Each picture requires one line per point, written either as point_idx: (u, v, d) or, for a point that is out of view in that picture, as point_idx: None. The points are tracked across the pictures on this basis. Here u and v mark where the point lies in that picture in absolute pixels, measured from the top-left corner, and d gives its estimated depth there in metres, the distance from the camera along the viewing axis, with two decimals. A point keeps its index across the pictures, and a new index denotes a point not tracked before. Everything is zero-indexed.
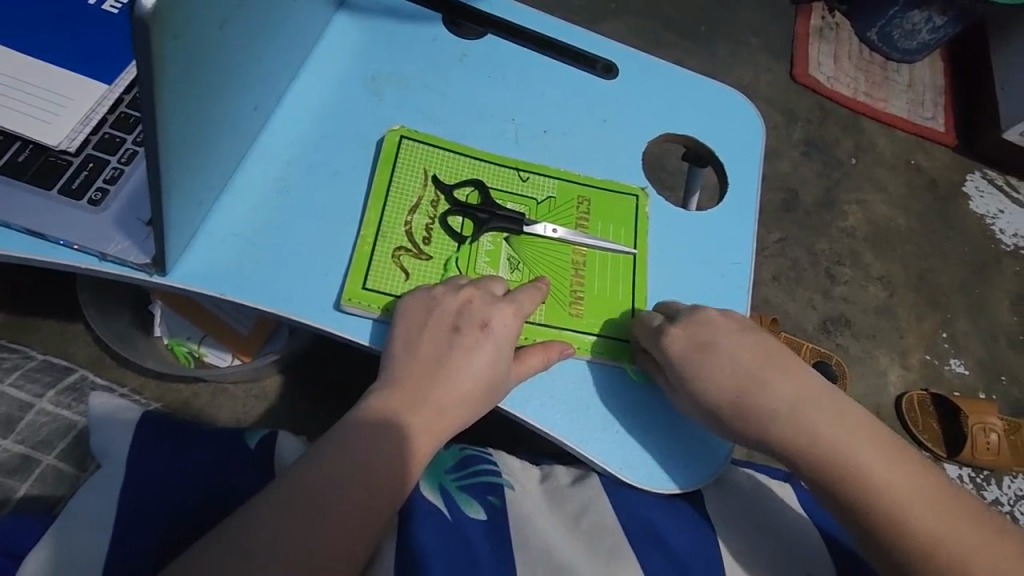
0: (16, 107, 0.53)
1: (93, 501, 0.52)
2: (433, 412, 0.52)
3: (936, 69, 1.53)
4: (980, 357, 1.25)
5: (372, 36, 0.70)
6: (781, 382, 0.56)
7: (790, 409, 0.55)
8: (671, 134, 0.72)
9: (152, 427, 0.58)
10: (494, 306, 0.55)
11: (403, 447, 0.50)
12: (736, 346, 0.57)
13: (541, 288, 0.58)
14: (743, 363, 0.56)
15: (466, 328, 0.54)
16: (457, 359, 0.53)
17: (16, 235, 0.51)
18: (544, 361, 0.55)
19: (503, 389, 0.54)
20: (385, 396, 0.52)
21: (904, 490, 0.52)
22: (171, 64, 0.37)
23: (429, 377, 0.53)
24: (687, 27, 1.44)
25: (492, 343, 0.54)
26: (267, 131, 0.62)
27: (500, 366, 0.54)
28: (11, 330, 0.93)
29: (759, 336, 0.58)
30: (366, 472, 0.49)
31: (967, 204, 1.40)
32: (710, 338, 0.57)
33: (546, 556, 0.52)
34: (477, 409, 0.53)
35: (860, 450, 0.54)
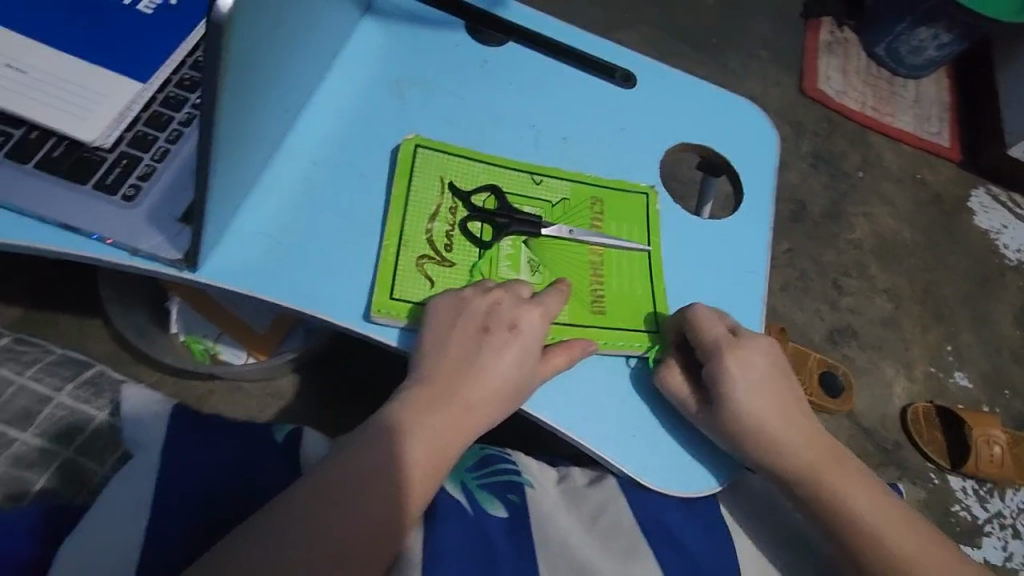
0: (53, 103, 0.54)
1: (124, 494, 0.53)
2: (466, 411, 0.53)
3: (942, 85, 1.55)
4: (984, 370, 1.26)
5: (396, 39, 0.71)
6: (805, 443, 0.59)
7: (791, 448, 0.58)
8: (686, 144, 0.74)
9: (188, 420, 0.58)
10: (523, 307, 0.56)
11: (431, 448, 0.51)
12: (754, 367, 0.58)
13: (564, 292, 0.59)
14: (759, 390, 0.58)
15: (492, 326, 0.55)
16: (484, 358, 0.54)
17: (49, 228, 0.52)
18: (567, 361, 0.56)
19: (529, 390, 0.55)
20: (410, 399, 0.52)
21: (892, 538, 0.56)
22: (225, 75, 0.38)
23: (456, 374, 0.53)
24: (698, 38, 1.46)
25: (520, 343, 0.55)
26: (293, 134, 0.63)
27: (527, 364, 0.55)
28: (31, 324, 0.94)
29: (740, 350, 0.58)
30: (390, 473, 0.49)
31: (971, 218, 1.41)
32: (737, 363, 0.58)
33: (566, 556, 0.53)
34: (502, 407, 0.54)
35: (884, 518, 0.57)
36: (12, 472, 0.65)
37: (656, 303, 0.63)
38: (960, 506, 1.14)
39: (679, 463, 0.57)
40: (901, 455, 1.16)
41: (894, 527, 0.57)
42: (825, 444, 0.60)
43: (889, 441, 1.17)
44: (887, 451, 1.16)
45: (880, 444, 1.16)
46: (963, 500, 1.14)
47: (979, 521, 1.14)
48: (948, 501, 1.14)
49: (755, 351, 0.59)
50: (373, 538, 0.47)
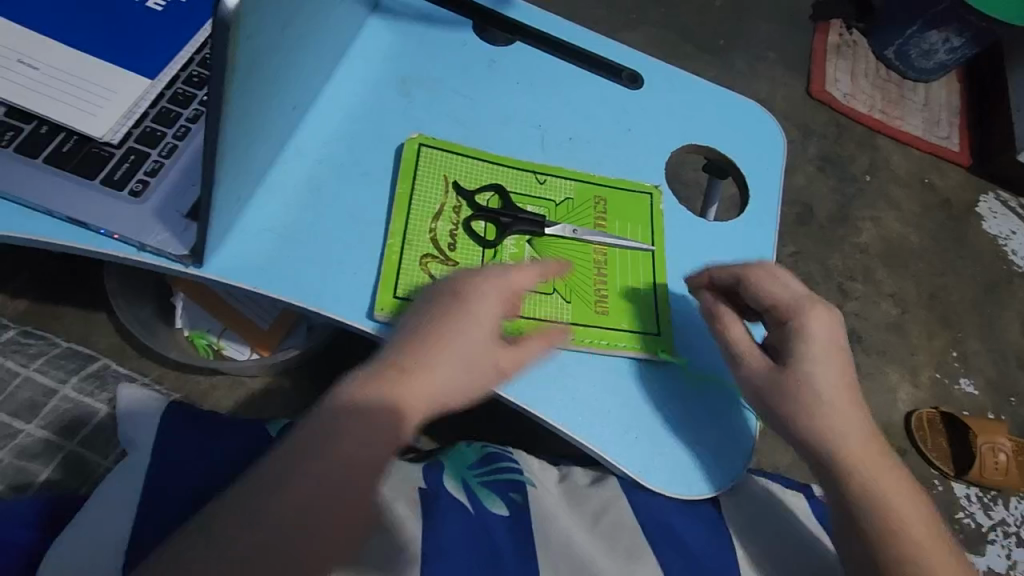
0: (63, 99, 0.55)
1: (116, 491, 0.54)
2: (433, 394, 0.48)
3: (952, 89, 1.54)
4: (990, 377, 1.26)
5: (403, 38, 0.71)
6: (860, 434, 0.55)
7: (849, 432, 0.55)
8: (692, 145, 0.73)
9: (186, 417, 0.60)
10: (494, 279, 0.52)
11: (391, 436, 0.46)
12: (825, 338, 0.56)
13: (539, 272, 0.55)
14: (830, 361, 0.55)
15: (458, 300, 0.51)
16: (449, 337, 0.49)
17: (58, 222, 0.53)
18: (543, 348, 0.54)
19: (501, 376, 0.51)
20: (363, 381, 0.48)
21: (925, 549, 0.54)
22: (231, 79, 0.39)
23: (416, 355, 0.49)
24: (706, 39, 1.46)
25: (489, 324, 0.51)
26: (299, 132, 0.63)
27: (495, 346, 0.51)
28: (35, 317, 0.94)
29: (814, 320, 0.56)
30: (356, 461, 0.45)
31: (980, 224, 1.40)
32: (819, 331, 0.56)
33: (568, 555, 0.53)
34: (469, 394, 0.50)
35: (920, 527, 0.54)
36: (17, 464, 0.65)
37: (659, 305, 0.63)
38: (964, 513, 1.13)
39: (677, 462, 0.57)
40: (906, 461, 1.16)
41: (927, 539, 0.54)
42: (875, 440, 0.56)
43: (894, 447, 1.16)
44: None
45: None
46: (967, 507, 1.14)
47: (983, 529, 1.13)
48: (951, 508, 1.13)
49: (829, 323, 0.57)
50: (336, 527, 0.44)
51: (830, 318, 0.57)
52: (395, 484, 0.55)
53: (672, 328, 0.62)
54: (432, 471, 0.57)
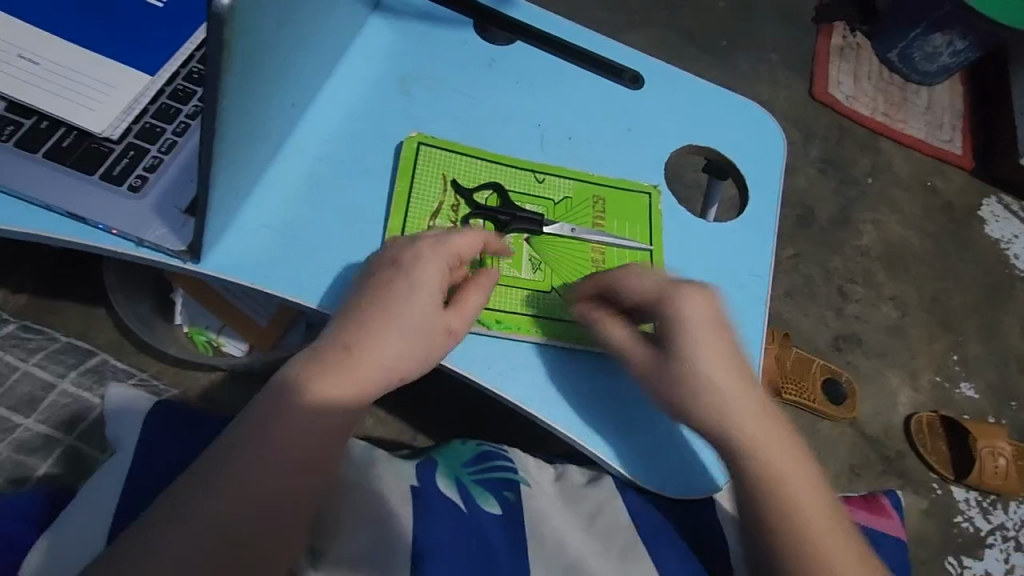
0: (63, 94, 0.55)
1: (99, 488, 0.55)
2: (379, 361, 0.51)
3: (955, 92, 1.54)
4: (990, 381, 1.25)
5: (404, 36, 0.72)
6: (752, 425, 0.54)
7: (733, 417, 0.54)
8: (692, 146, 0.73)
9: (172, 414, 0.61)
10: (430, 247, 0.54)
11: (340, 401, 0.50)
12: (702, 321, 0.54)
13: (480, 240, 0.57)
14: (709, 346, 0.54)
15: (399, 271, 0.53)
16: (390, 308, 0.52)
17: (57, 217, 0.53)
18: (483, 295, 0.56)
19: (450, 334, 0.54)
20: (306, 357, 0.51)
21: (817, 535, 0.52)
22: (228, 77, 0.39)
23: (358, 330, 0.51)
24: (708, 41, 1.46)
25: (432, 290, 0.53)
26: (299, 129, 0.64)
27: (439, 307, 0.54)
28: (37, 312, 0.95)
29: (689, 303, 0.54)
30: (304, 436, 0.49)
31: (982, 227, 1.40)
32: (699, 315, 0.54)
33: (561, 554, 0.53)
34: (420, 357, 0.53)
35: (814, 514, 0.53)
36: (15, 457, 0.66)
37: None
38: (963, 517, 1.13)
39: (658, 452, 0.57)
40: (904, 464, 1.15)
41: (833, 537, 0.52)
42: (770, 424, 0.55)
43: (892, 450, 1.16)
44: (890, 459, 1.15)
45: (883, 452, 1.15)
46: (966, 512, 1.13)
47: (982, 533, 1.13)
48: (950, 512, 1.13)
49: (708, 302, 0.55)
50: (296, 494, 0.48)
51: (710, 299, 0.55)
52: (388, 481, 0.54)
53: None
54: (424, 469, 0.56)
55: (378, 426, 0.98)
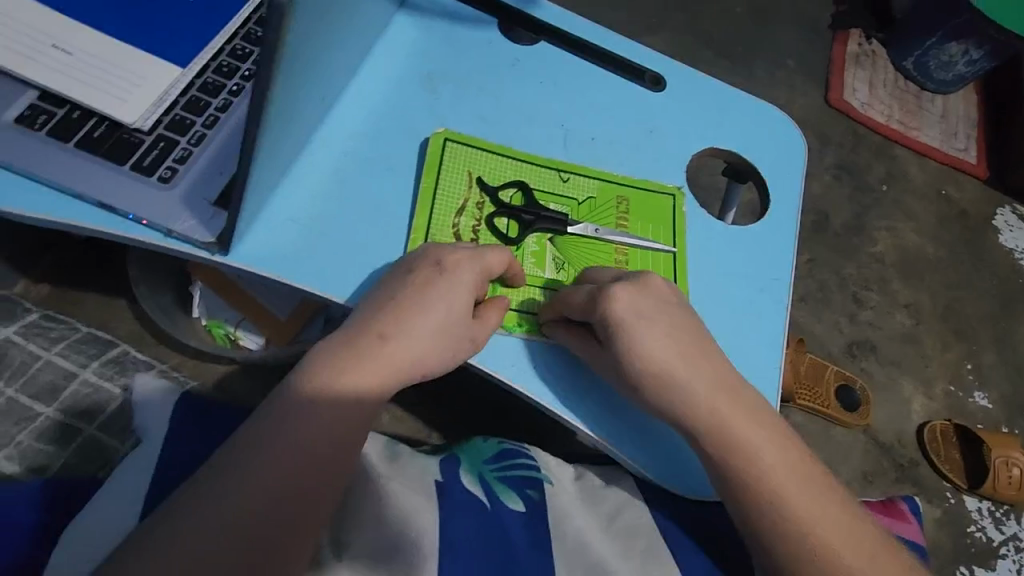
0: (95, 85, 0.55)
1: (126, 479, 0.55)
2: (406, 363, 0.51)
3: (971, 101, 1.53)
4: (1004, 391, 1.25)
5: (429, 34, 0.72)
6: (712, 400, 0.53)
7: (689, 403, 0.53)
8: (714, 149, 0.73)
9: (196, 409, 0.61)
10: (466, 258, 0.54)
11: (364, 399, 0.50)
12: (635, 315, 0.54)
13: (508, 261, 0.56)
14: (649, 343, 0.53)
15: (440, 272, 0.53)
16: (424, 309, 0.52)
17: (87, 206, 0.53)
18: (499, 316, 0.55)
19: (473, 347, 0.54)
20: (334, 348, 0.51)
21: (788, 489, 0.53)
22: (283, 50, 0.40)
23: (393, 325, 0.51)
24: (725, 45, 1.46)
25: (464, 304, 0.53)
26: (325, 124, 0.64)
27: (468, 319, 0.54)
28: (58, 301, 0.95)
29: (625, 298, 0.54)
30: (316, 434, 0.49)
31: (996, 237, 1.39)
32: (633, 311, 0.54)
33: (583, 552, 0.53)
34: (443, 363, 0.53)
35: (782, 468, 0.53)
36: (36, 446, 0.67)
37: None
38: (976, 527, 1.13)
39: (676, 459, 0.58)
40: (917, 472, 1.15)
41: (799, 490, 0.53)
42: (733, 390, 0.54)
43: (905, 458, 1.15)
44: (903, 467, 1.15)
45: (896, 460, 1.15)
46: (979, 521, 1.13)
47: (995, 543, 1.12)
48: (963, 521, 1.13)
49: (642, 292, 0.54)
50: (305, 489, 0.48)
51: (639, 289, 0.55)
52: (412, 473, 0.55)
53: None
54: (448, 465, 0.57)
55: (394, 423, 0.98)
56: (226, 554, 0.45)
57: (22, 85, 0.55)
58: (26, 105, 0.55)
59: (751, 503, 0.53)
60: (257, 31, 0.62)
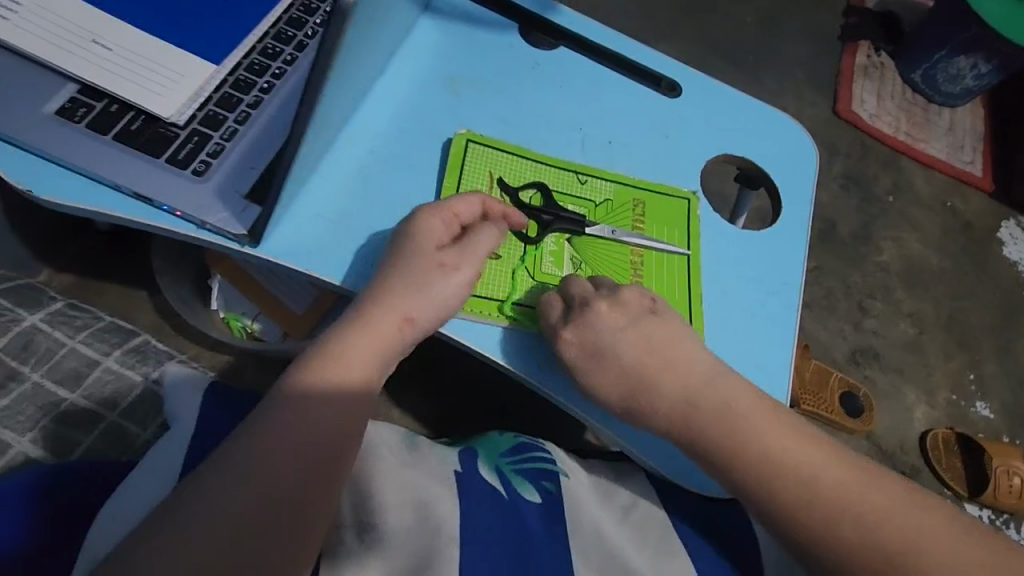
0: (133, 80, 0.57)
1: (161, 458, 0.56)
2: (390, 313, 0.55)
3: (977, 114, 1.55)
4: (1006, 401, 1.26)
5: (452, 37, 0.73)
6: (690, 396, 0.56)
7: (666, 408, 0.56)
8: (727, 155, 0.75)
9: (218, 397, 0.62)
10: (431, 213, 0.58)
11: (360, 360, 0.53)
12: (585, 346, 0.57)
13: (478, 202, 0.60)
14: (606, 373, 0.57)
15: (409, 238, 0.57)
16: (400, 269, 0.56)
17: (125, 197, 0.55)
18: (494, 235, 0.59)
19: (458, 273, 0.57)
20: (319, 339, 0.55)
21: (789, 462, 0.54)
22: None
23: (375, 291, 0.56)
24: (735, 54, 1.48)
25: (430, 245, 0.57)
26: (351, 122, 0.66)
27: (443, 254, 0.57)
28: (80, 290, 0.97)
29: (582, 326, 0.57)
30: (315, 426, 0.50)
31: (1000, 249, 1.41)
32: (583, 345, 0.57)
33: (599, 546, 0.54)
34: (430, 303, 0.56)
35: (779, 444, 0.55)
36: (59, 429, 0.68)
37: (693, 307, 0.65)
38: None
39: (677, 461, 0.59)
40: (919, 479, 1.16)
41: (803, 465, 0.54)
42: (715, 383, 0.56)
43: (908, 465, 1.17)
44: (905, 474, 1.16)
45: (899, 467, 1.17)
46: None
47: None
48: None
49: (597, 317, 0.57)
50: (309, 484, 0.48)
51: (586, 319, 0.57)
52: (431, 464, 0.56)
53: (705, 332, 0.64)
54: (466, 457, 0.58)
55: (403, 418, 1.00)
56: (240, 551, 0.45)
57: (62, 78, 0.57)
58: (67, 97, 0.56)
59: (754, 478, 0.54)
60: (287, 31, 0.64)
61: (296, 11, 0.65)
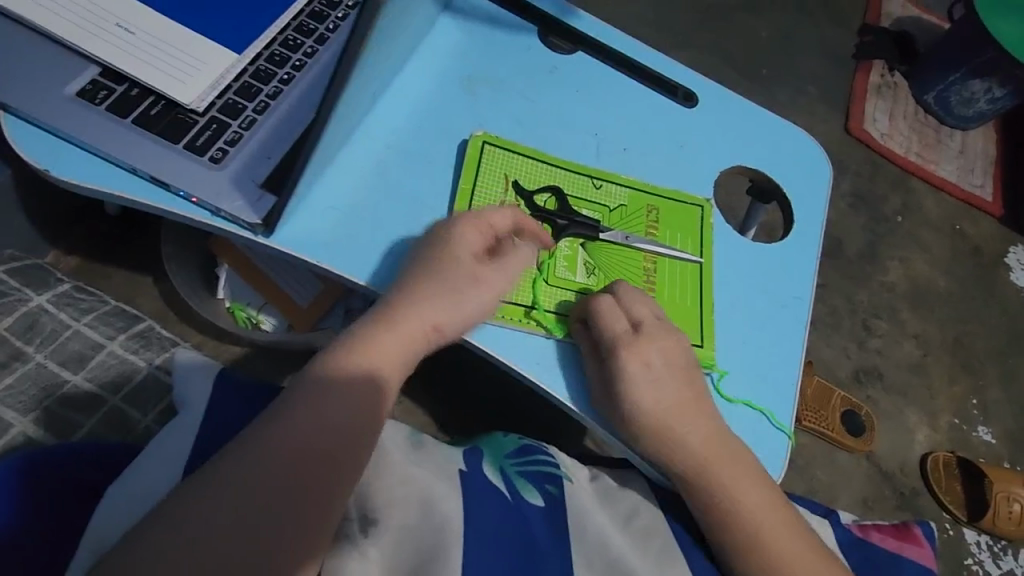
0: (155, 65, 0.57)
1: (171, 444, 0.56)
2: (418, 316, 0.55)
3: (989, 138, 1.55)
4: (1008, 427, 1.26)
5: (471, 37, 0.74)
6: (697, 440, 0.57)
7: (681, 442, 0.56)
8: (742, 167, 0.75)
9: (230, 385, 0.61)
10: (470, 225, 0.59)
11: (387, 357, 0.54)
12: (643, 368, 0.57)
13: (512, 217, 0.61)
14: (657, 391, 0.57)
15: (442, 247, 0.58)
16: (432, 275, 0.57)
17: (142, 181, 0.55)
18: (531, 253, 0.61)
19: (490, 289, 0.58)
20: (343, 334, 0.55)
21: (764, 528, 0.56)
22: None
23: (397, 298, 0.56)
24: (749, 67, 1.48)
25: (466, 256, 0.58)
26: (370, 118, 0.66)
27: (477, 265, 0.58)
28: (87, 273, 0.97)
29: (628, 349, 0.57)
30: (318, 424, 0.49)
31: (1008, 274, 1.40)
32: (641, 364, 0.57)
33: (600, 553, 0.54)
34: (458, 312, 0.56)
35: (760, 510, 0.56)
36: (60, 412, 0.67)
37: (703, 316, 0.65)
38: (973, 560, 1.14)
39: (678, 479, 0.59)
40: (918, 502, 1.16)
41: (779, 537, 0.56)
42: (721, 440, 0.57)
43: (907, 487, 1.17)
44: (904, 496, 1.16)
45: (898, 488, 1.16)
46: (977, 555, 1.14)
47: None
48: (961, 554, 1.14)
49: (649, 348, 0.58)
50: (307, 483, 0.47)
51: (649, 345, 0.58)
52: (436, 462, 0.56)
53: (716, 343, 0.64)
54: (471, 457, 0.58)
55: (404, 416, 0.99)
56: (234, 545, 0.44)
57: (82, 60, 0.57)
58: (88, 79, 0.56)
59: (732, 535, 0.56)
60: (308, 24, 0.64)
61: (317, 5, 0.65)
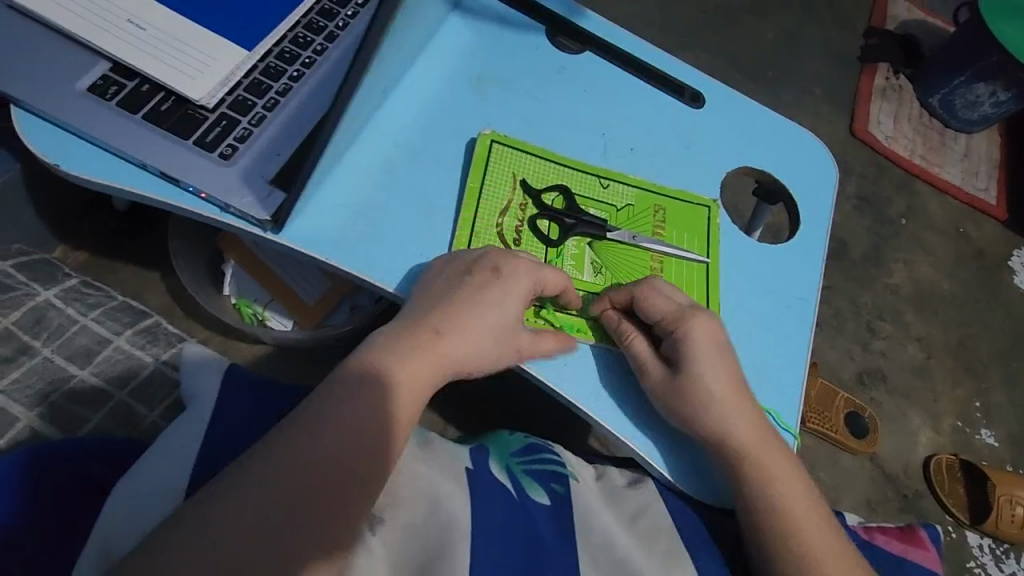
0: (165, 61, 0.57)
1: (179, 439, 0.56)
2: (453, 343, 0.55)
3: (993, 141, 1.55)
4: (1011, 430, 1.25)
5: (480, 36, 0.74)
6: (746, 424, 0.57)
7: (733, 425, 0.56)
8: (749, 168, 0.75)
9: (240, 381, 0.61)
10: (525, 267, 0.58)
11: (414, 376, 0.53)
12: (705, 346, 0.58)
13: (564, 281, 0.60)
14: (715, 370, 0.57)
15: (489, 273, 0.57)
16: (470, 302, 0.56)
17: (151, 177, 0.55)
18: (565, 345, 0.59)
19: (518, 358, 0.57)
20: (382, 329, 0.55)
21: (800, 518, 0.56)
22: None
23: (433, 309, 0.56)
24: (754, 69, 1.48)
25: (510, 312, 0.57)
26: (378, 115, 0.66)
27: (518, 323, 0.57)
28: (93, 269, 0.98)
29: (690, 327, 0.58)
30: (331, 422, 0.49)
31: (1012, 278, 1.40)
32: (706, 340, 0.58)
33: (606, 552, 0.54)
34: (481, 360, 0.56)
35: (794, 500, 0.57)
36: (68, 405, 0.66)
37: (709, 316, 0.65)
38: (976, 563, 1.14)
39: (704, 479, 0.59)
40: (921, 504, 1.16)
41: (812, 528, 0.56)
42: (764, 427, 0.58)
43: (910, 489, 1.16)
44: (907, 498, 1.16)
45: (901, 491, 1.16)
46: (979, 558, 1.14)
47: None
48: (964, 557, 1.14)
49: (710, 328, 0.59)
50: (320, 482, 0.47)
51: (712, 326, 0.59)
52: (443, 461, 0.56)
53: None
54: (477, 455, 0.58)
55: None
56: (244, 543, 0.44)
57: (93, 56, 0.57)
58: (99, 75, 0.57)
59: (768, 525, 0.56)
60: (318, 21, 0.64)
61: (327, 2, 0.65)
